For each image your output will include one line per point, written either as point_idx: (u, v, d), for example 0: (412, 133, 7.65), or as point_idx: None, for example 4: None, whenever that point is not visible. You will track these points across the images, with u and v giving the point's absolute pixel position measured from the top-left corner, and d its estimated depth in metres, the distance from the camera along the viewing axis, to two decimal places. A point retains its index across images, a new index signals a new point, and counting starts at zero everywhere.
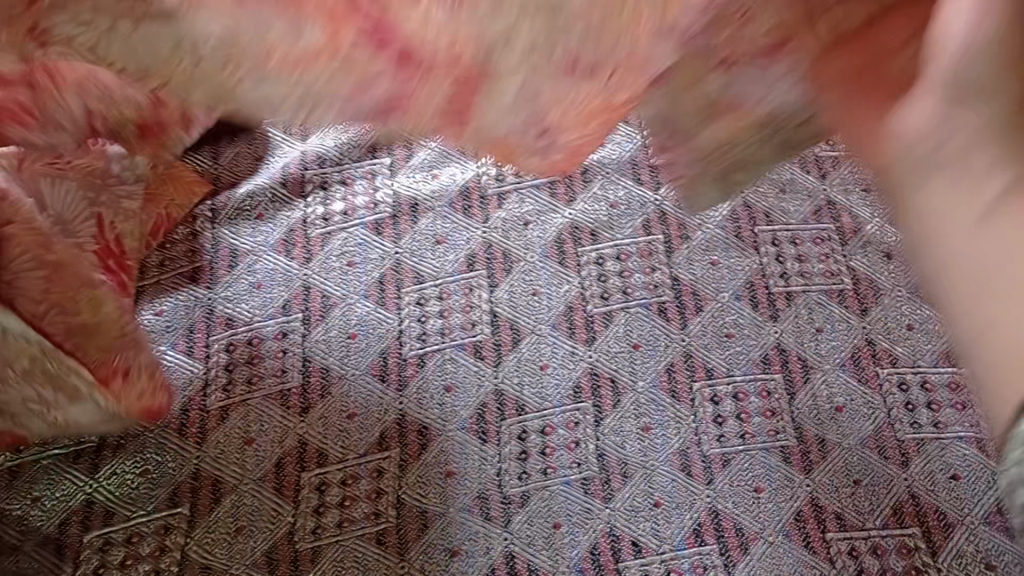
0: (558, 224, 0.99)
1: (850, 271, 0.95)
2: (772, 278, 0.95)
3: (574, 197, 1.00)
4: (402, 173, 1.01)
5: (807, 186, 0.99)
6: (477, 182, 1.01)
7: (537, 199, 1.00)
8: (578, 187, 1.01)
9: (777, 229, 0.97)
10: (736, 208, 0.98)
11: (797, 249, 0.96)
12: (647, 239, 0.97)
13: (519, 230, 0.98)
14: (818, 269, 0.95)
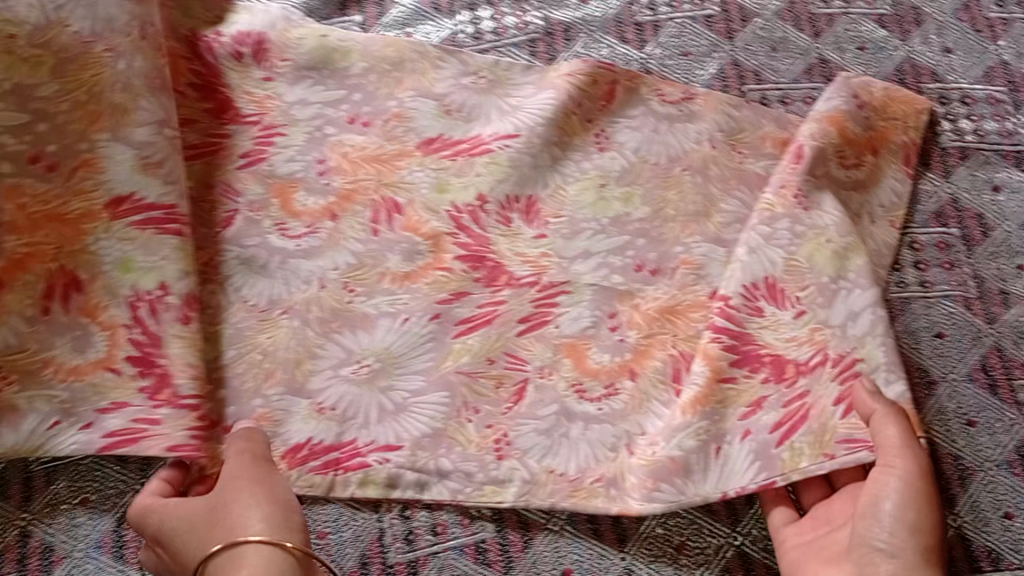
0: None
1: None
2: None
3: (555, 55, 0.95)
4: (373, 30, 0.96)
5: (799, 45, 0.95)
6: (453, 39, 0.96)
7: (516, 56, 0.95)
8: (560, 46, 0.96)
9: (766, 88, 0.93)
10: (724, 67, 0.94)
11: (786, 107, 0.92)
12: None
13: None
14: None
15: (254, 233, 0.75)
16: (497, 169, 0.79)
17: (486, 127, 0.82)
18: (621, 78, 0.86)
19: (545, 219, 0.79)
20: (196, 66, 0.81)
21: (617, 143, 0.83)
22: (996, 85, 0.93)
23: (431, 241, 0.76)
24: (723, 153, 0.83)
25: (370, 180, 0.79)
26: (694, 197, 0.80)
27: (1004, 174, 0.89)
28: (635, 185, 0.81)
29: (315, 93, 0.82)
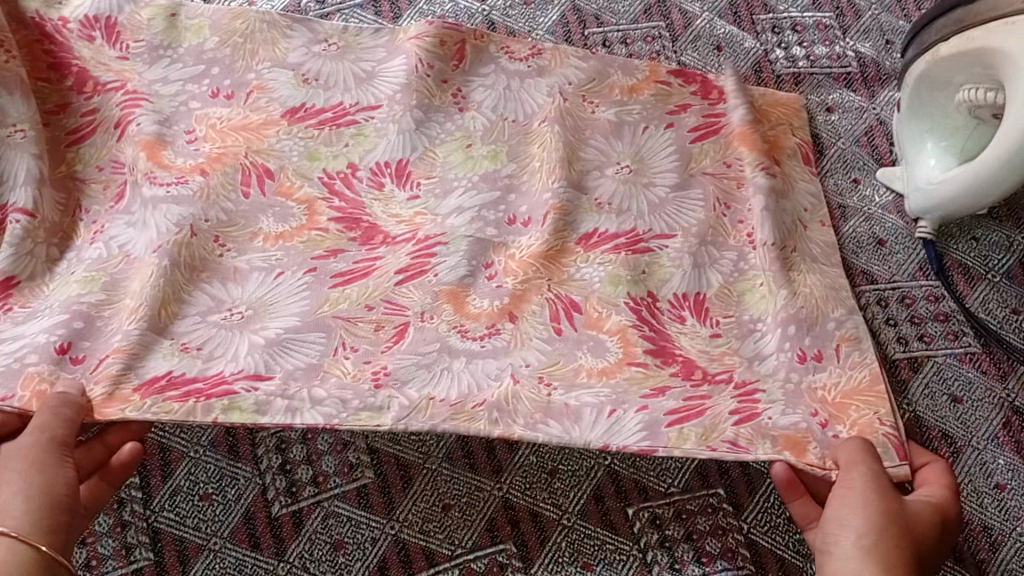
0: None
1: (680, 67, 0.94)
2: None
3: (400, 13, 0.97)
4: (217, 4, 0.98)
5: None
6: (297, 6, 0.98)
7: (361, 17, 0.96)
8: (403, 5, 0.98)
9: (607, 31, 0.96)
10: (566, 14, 0.97)
11: (627, 49, 0.95)
12: None
13: None
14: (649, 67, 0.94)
15: (136, 200, 0.69)
16: (361, 139, 0.75)
17: (345, 94, 0.78)
18: (470, 37, 0.81)
19: (416, 181, 0.74)
20: (48, 47, 0.76)
21: (476, 102, 0.79)
22: (823, 12, 0.98)
23: (304, 206, 0.71)
24: (577, 104, 0.79)
25: (240, 146, 0.74)
26: (555, 144, 0.76)
27: (837, 96, 0.93)
28: (500, 143, 0.76)
29: (173, 66, 0.79)
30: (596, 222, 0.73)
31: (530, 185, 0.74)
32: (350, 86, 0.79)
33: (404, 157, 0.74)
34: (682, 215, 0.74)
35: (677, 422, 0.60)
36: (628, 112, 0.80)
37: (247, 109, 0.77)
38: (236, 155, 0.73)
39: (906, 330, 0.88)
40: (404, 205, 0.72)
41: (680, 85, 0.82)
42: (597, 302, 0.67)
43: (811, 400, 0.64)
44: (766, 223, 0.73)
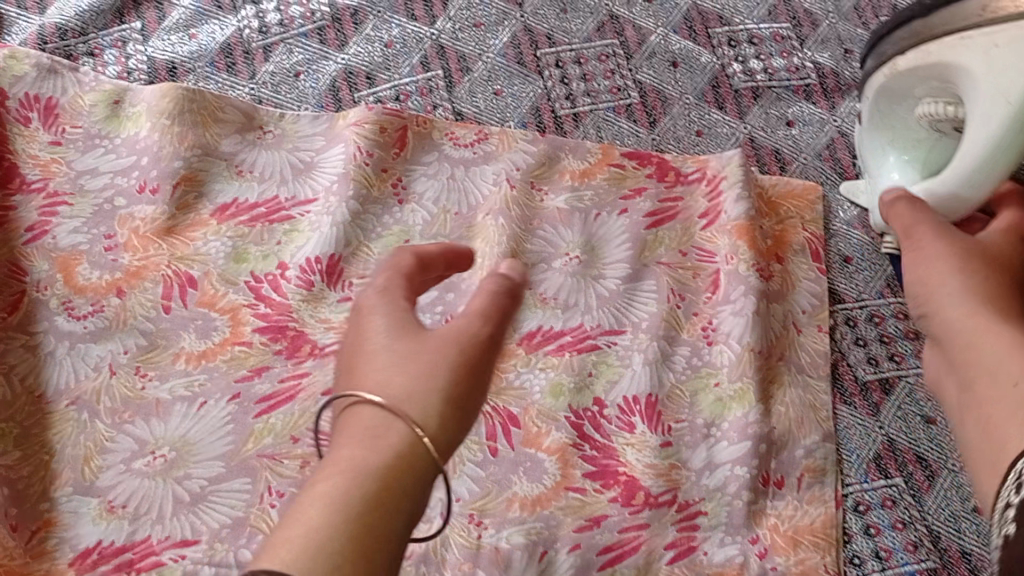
0: (329, 71, 0.93)
1: (636, 85, 0.94)
2: (558, 102, 0.92)
3: (346, 42, 0.94)
4: (154, 36, 0.93)
5: (588, 3, 0.97)
6: (239, 37, 0.93)
7: (305, 49, 0.93)
8: (350, 31, 0.94)
9: (559, 51, 0.94)
10: (517, 35, 0.95)
11: (581, 68, 0.94)
12: (425, 75, 0.93)
13: (290, 82, 0.92)
14: (604, 87, 0.93)
15: (43, 315, 0.81)
16: (295, 236, 0.87)
17: (282, 187, 0.89)
18: (411, 123, 0.90)
19: (349, 280, 0.85)
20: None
21: (416, 194, 0.88)
22: (780, 22, 0.97)
23: (228, 316, 0.83)
24: (523, 193, 0.88)
25: (163, 256, 0.85)
26: (500, 239, 0.85)
27: (795, 110, 0.93)
28: (440, 237, 0.87)
29: (106, 162, 0.88)
30: (540, 319, 0.83)
31: (467, 283, 0.85)
32: (287, 180, 0.89)
33: (337, 253, 0.85)
34: (633, 309, 0.83)
35: (609, 561, 0.72)
36: (581, 197, 0.88)
37: (174, 208, 0.86)
38: (160, 263, 0.84)
39: (875, 350, 0.83)
40: (336, 310, 0.85)
41: (634, 168, 0.89)
42: (536, 416, 0.78)
43: (754, 526, 0.75)
44: (747, 332, 0.80)
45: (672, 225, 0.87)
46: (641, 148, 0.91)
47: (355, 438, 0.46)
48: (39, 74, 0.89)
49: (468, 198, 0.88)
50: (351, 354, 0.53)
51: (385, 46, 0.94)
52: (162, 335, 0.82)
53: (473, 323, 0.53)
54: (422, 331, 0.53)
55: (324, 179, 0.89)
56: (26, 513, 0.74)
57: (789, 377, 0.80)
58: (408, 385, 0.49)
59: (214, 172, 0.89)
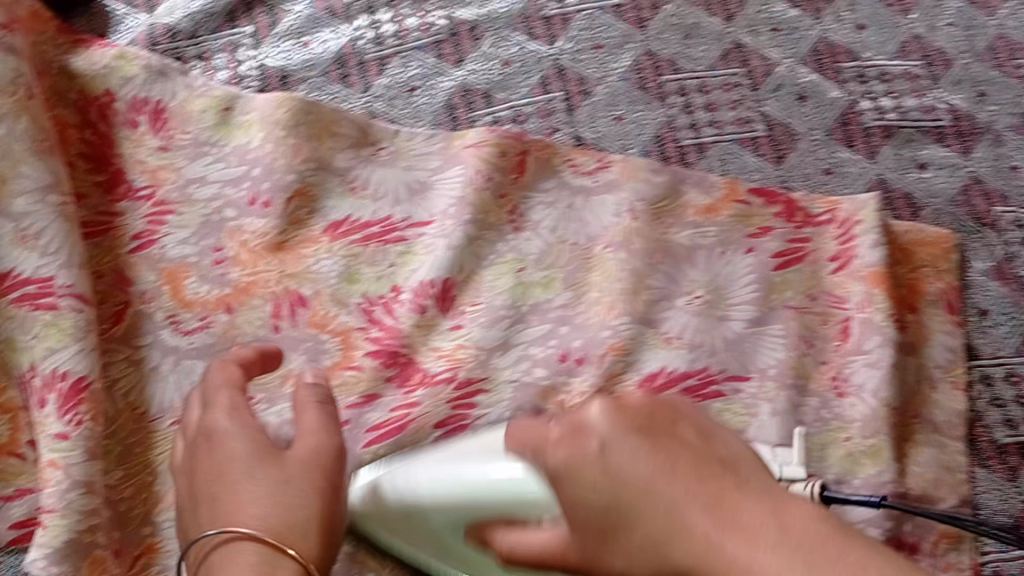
0: (445, 88, 0.89)
1: (762, 117, 0.90)
2: (682, 131, 0.89)
3: (463, 58, 0.90)
4: (266, 42, 0.90)
5: (712, 29, 0.93)
6: (353, 47, 0.90)
7: (421, 63, 0.90)
8: (468, 47, 0.91)
9: (683, 78, 0.91)
10: (639, 59, 0.91)
11: (705, 97, 0.90)
12: (545, 97, 0.89)
13: (404, 97, 0.89)
14: (728, 118, 0.90)
15: (148, 329, 0.79)
16: (409, 259, 0.83)
17: (397, 208, 0.85)
18: (533, 148, 0.87)
19: (462, 308, 0.82)
20: (89, 135, 0.84)
21: (533, 222, 0.85)
22: (912, 59, 0.93)
23: (339, 338, 0.80)
24: (648, 225, 0.84)
25: (274, 271, 0.82)
26: (620, 275, 0.82)
27: (927, 152, 0.89)
28: (555, 268, 0.84)
29: (215, 172, 0.85)
30: (662, 360, 0.80)
31: (583, 318, 0.82)
32: (400, 200, 0.86)
33: (451, 277, 0.82)
34: (760, 354, 0.81)
35: None
36: (705, 234, 0.85)
37: (283, 221, 0.83)
38: (270, 279, 0.81)
39: (1013, 411, 0.81)
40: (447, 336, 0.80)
41: (761, 206, 0.86)
42: None
43: None
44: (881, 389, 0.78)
45: (801, 267, 0.84)
46: (767, 184, 0.87)
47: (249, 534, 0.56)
48: (149, 75, 0.86)
49: (587, 228, 0.85)
50: (200, 478, 0.61)
51: (503, 64, 0.90)
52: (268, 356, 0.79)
53: (322, 441, 0.63)
54: (279, 453, 0.61)
55: (441, 201, 0.85)
56: (129, 538, 0.71)
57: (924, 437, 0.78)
58: (277, 510, 0.57)
59: (328, 187, 0.85)
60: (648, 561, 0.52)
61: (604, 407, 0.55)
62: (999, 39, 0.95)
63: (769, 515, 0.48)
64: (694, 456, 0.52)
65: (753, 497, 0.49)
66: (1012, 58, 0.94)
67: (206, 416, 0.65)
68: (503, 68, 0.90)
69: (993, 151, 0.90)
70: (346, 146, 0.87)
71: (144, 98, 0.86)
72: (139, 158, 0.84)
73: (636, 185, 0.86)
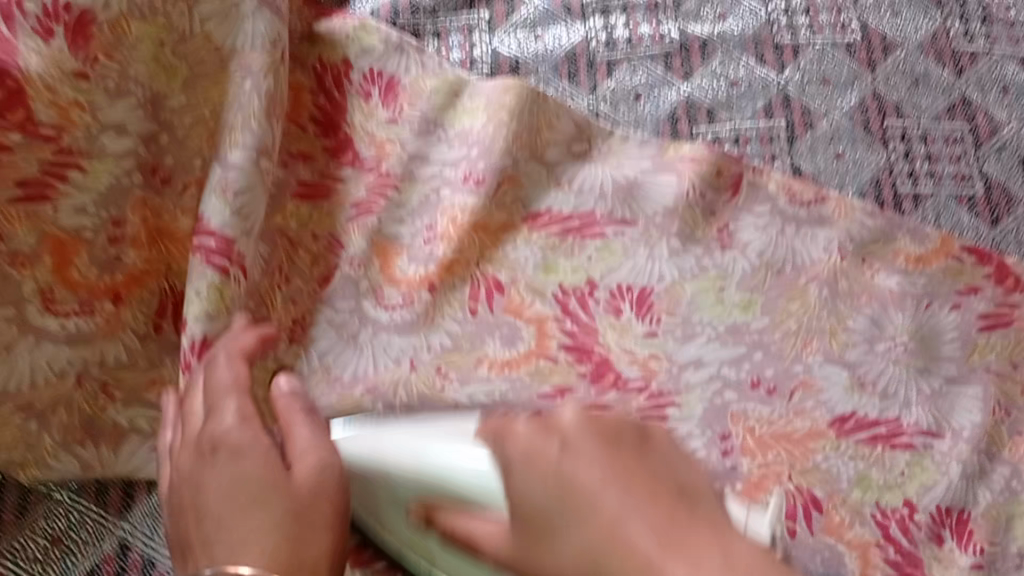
0: (671, 99, 0.90)
1: (982, 176, 0.89)
2: (900, 178, 0.88)
3: (691, 72, 0.91)
4: (500, 30, 0.92)
5: (941, 81, 0.92)
6: (585, 47, 0.92)
7: (650, 71, 0.91)
8: (697, 62, 0.92)
9: (907, 125, 0.90)
10: (865, 99, 0.91)
11: (927, 148, 0.90)
12: (768, 123, 0.90)
13: (629, 103, 0.90)
14: (948, 172, 0.89)
15: (350, 294, 0.80)
16: (607, 256, 0.84)
17: (603, 204, 0.86)
18: (748, 171, 0.87)
19: (656, 314, 0.82)
20: (322, 101, 0.86)
21: (741, 242, 0.85)
22: None
23: (535, 326, 0.81)
24: (854, 265, 0.84)
25: (477, 250, 0.83)
26: (822, 312, 0.82)
27: None
28: (756, 291, 0.83)
29: (436, 151, 0.86)
30: (855, 404, 0.78)
31: (777, 346, 0.80)
32: (606, 195, 0.86)
33: (649, 285, 0.83)
34: (955, 414, 0.78)
35: None
36: (914, 282, 0.84)
37: (492, 204, 0.84)
38: (472, 259, 0.82)
39: None
40: (640, 341, 0.81)
41: (972, 265, 0.85)
42: (841, 505, 0.74)
43: None
44: None
45: (1007, 332, 0.82)
46: (981, 245, 0.86)
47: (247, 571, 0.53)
48: (386, 49, 0.87)
49: (790, 258, 0.84)
50: (208, 497, 0.55)
51: (730, 84, 0.91)
52: (465, 337, 0.80)
53: (324, 461, 0.59)
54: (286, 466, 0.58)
55: (649, 207, 0.85)
56: None
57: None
58: (291, 538, 0.53)
59: (543, 175, 0.87)
60: (581, 563, 0.51)
61: (588, 420, 0.56)
62: None
63: (646, 466, 0.54)
64: (628, 452, 0.55)
65: (645, 452, 0.56)
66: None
67: (212, 423, 0.60)
68: (729, 90, 0.90)
69: None
70: (562, 142, 0.88)
71: (378, 70, 0.87)
72: (367, 127, 0.86)
73: (844, 226, 0.85)
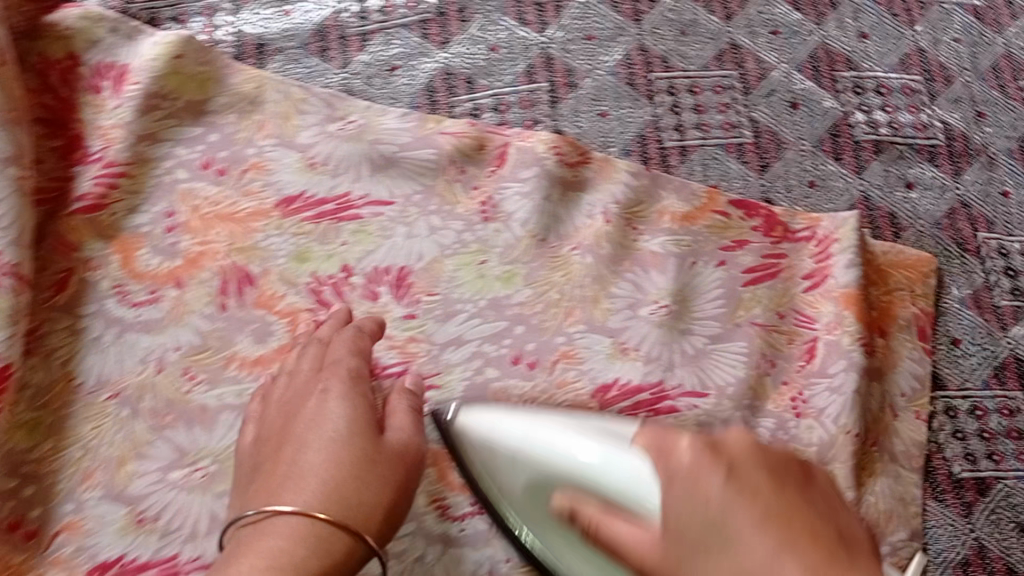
0: (427, 70, 0.86)
1: (751, 123, 0.88)
2: (666, 132, 0.87)
3: (449, 38, 0.87)
4: (246, 8, 0.87)
5: (709, 28, 0.91)
6: (336, 19, 0.87)
7: (406, 41, 0.87)
8: (455, 28, 0.87)
9: (674, 76, 0.89)
10: (630, 53, 0.89)
11: (695, 98, 0.88)
12: (529, 87, 0.86)
13: (384, 77, 0.85)
14: (716, 121, 0.88)
15: (94, 298, 0.76)
16: (363, 239, 0.80)
17: (355, 184, 0.82)
18: (514, 140, 0.84)
19: (415, 295, 0.79)
20: (48, 100, 0.80)
21: (505, 213, 0.82)
22: (912, 73, 0.91)
23: (287, 320, 0.77)
24: (618, 229, 0.83)
25: (224, 241, 0.79)
26: (585, 279, 0.81)
27: (918, 171, 0.88)
28: (517, 263, 0.81)
29: (174, 140, 0.81)
30: (617, 372, 0.78)
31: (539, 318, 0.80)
32: (360, 176, 0.82)
33: (407, 265, 0.80)
34: (718, 371, 0.79)
35: None
36: (679, 241, 0.83)
37: (237, 192, 0.80)
38: (222, 248, 0.78)
39: (974, 446, 0.81)
40: (398, 323, 0.79)
41: (740, 218, 0.84)
42: None
43: None
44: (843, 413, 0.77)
45: (772, 284, 0.82)
46: (748, 195, 0.86)
47: (257, 566, 0.55)
48: (117, 38, 0.83)
49: (557, 223, 0.83)
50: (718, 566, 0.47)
51: (489, 48, 0.87)
52: (214, 334, 0.76)
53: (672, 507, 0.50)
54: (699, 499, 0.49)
55: (406, 187, 0.82)
56: (47, 515, 0.69)
57: (881, 465, 0.78)
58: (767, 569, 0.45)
59: (297, 157, 0.82)
60: (690, 508, 0.49)
61: (708, 446, 0.50)
62: (1003, 59, 0.93)
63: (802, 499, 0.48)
64: (770, 481, 0.49)
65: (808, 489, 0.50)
66: (1015, 79, 0.92)
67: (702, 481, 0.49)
68: (489, 56, 0.87)
69: (984, 174, 0.89)
70: (314, 120, 0.83)
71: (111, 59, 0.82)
72: (97, 121, 0.80)
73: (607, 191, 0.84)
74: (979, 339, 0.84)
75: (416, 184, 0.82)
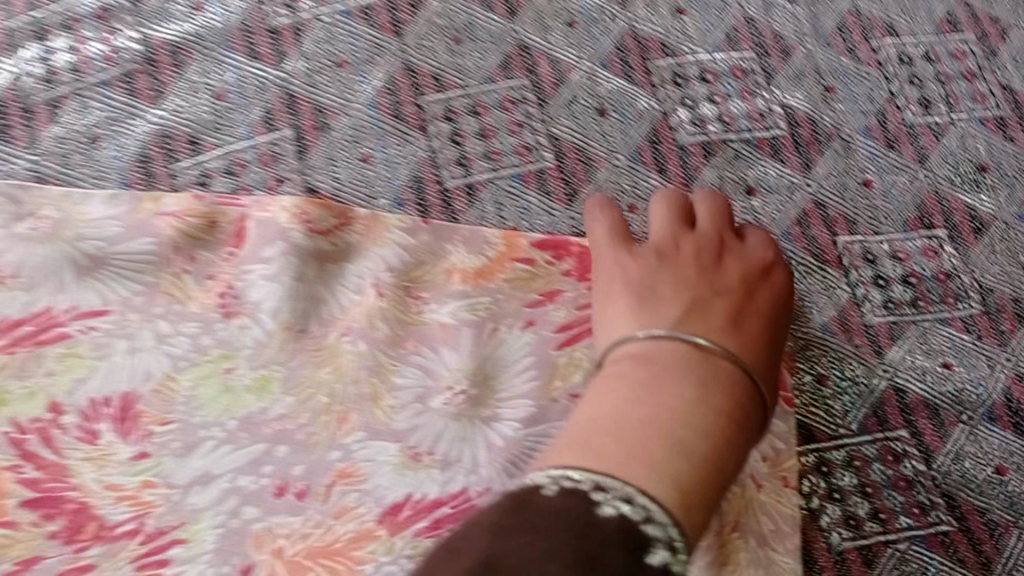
0: (139, 135, 0.70)
1: (551, 141, 0.72)
2: (446, 169, 0.71)
3: (162, 90, 0.71)
4: None
5: (489, 31, 0.76)
6: (16, 88, 0.70)
7: (108, 102, 0.71)
8: (168, 77, 0.72)
9: (450, 96, 0.73)
10: (393, 75, 0.73)
11: (478, 121, 0.72)
12: (269, 136, 0.71)
13: (84, 151, 0.69)
14: (508, 146, 0.72)
15: None
16: (72, 364, 0.61)
17: (56, 296, 0.63)
18: (254, 210, 0.68)
19: (145, 427, 0.61)
20: None
21: (251, 303, 0.65)
22: (742, 50, 0.76)
23: None
24: (394, 301, 0.66)
25: None
26: (360, 368, 0.64)
27: (759, 171, 0.72)
28: (273, 364, 0.63)
29: None
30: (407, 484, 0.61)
31: (306, 433, 0.62)
32: (62, 285, 0.63)
33: (133, 389, 0.61)
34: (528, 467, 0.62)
35: None
36: (475, 306, 0.66)
37: None
38: None
39: (855, 507, 0.65)
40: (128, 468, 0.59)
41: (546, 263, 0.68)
42: None
43: None
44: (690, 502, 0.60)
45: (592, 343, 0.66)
46: (555, 232, 0.70)
47: None
48: None
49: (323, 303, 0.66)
50: None
51: (215, 97, 0.72)
52: None
53: None
54: None
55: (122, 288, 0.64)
56: None
57: (747, 555, 0.60)
58: None
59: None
60: None
61: None
62: (846, 17, 0.78)
63: None
64: None
65: None
66: (866, 40, 0.77)
67: None
68: (213, 106, 0.71)
69: (840, 163, 0.73)
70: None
71: None
72: None
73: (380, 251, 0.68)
74: (849, 374, 0.68)
75: (137, 281, 0.64)
